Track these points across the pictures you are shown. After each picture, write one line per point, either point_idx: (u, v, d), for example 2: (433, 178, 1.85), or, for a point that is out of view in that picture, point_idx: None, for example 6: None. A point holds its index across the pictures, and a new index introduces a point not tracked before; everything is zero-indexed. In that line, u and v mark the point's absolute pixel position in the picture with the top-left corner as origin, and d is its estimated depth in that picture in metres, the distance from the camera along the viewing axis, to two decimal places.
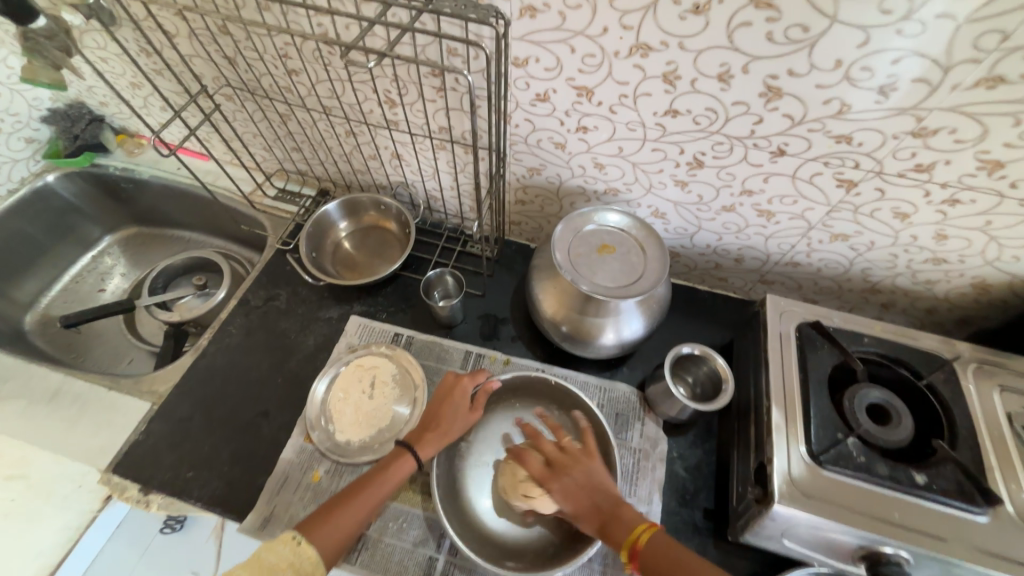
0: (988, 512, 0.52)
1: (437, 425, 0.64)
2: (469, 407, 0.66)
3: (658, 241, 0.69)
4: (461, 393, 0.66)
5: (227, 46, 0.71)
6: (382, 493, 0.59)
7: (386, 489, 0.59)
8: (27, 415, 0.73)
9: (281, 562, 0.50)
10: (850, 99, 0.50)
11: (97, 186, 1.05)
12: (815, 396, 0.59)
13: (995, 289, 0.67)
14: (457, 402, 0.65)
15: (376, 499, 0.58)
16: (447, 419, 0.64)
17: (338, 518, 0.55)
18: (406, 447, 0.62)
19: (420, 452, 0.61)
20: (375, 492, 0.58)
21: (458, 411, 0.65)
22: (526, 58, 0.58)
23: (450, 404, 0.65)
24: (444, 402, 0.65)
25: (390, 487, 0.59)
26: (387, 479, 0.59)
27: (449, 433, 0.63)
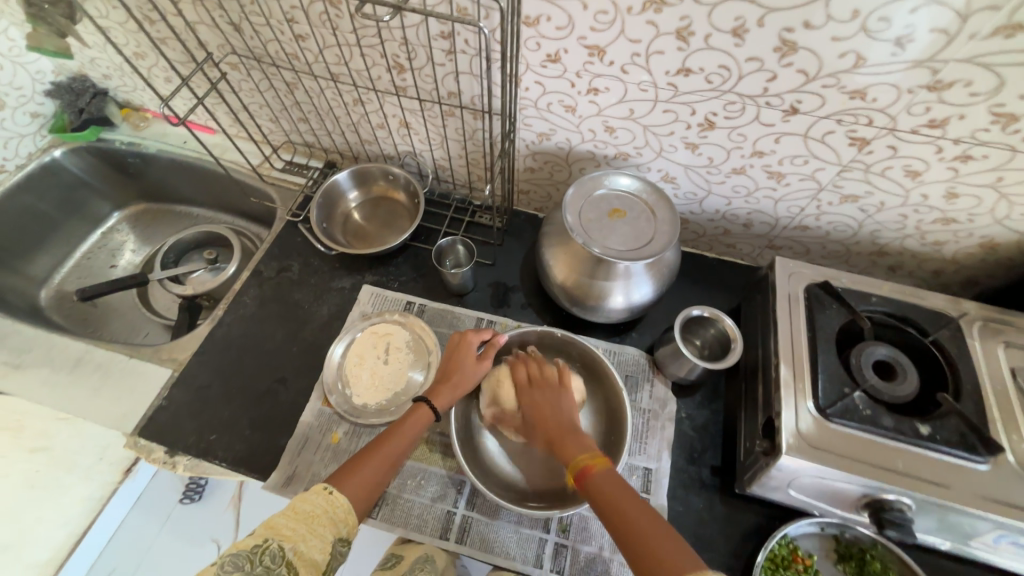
0: (990, 461, 0.54)
1: (449, 378, 0.66)
2: (479, 360, 0.67)
3: (667, 204, 0.70)
4: (469, 347, 0.68)
5: (232, 10, 0.70)
6: (404, 443, 0.60)
7: (408, 439, 0.60)
8: (52, 383, 0.75)
9: (317, 509, 0.49)
10: (867, 52, 0.50)
11: (104, 161, 1.05)
12: (823, 354, 0.61)
13: (1003, 248, 0.67)
14: (466, 355, 0.67)
15: (400, 451, 0.59)
16: (457, 371, 0.66)
17: (367, 469, 0.56)
18: (422, 400, 0.63)
19: (434, 402, 0.63)
20: (399, 443, 0.59)
21: (468, 365, 0.67)
22: (537, 17, 0.57)
23: (459, 359, 0.67)
24: (454, 357, 0.67)
25: (411, 437, 0.61)
26: (407, 429, 0.61)
27: (462, 385, 0.65)
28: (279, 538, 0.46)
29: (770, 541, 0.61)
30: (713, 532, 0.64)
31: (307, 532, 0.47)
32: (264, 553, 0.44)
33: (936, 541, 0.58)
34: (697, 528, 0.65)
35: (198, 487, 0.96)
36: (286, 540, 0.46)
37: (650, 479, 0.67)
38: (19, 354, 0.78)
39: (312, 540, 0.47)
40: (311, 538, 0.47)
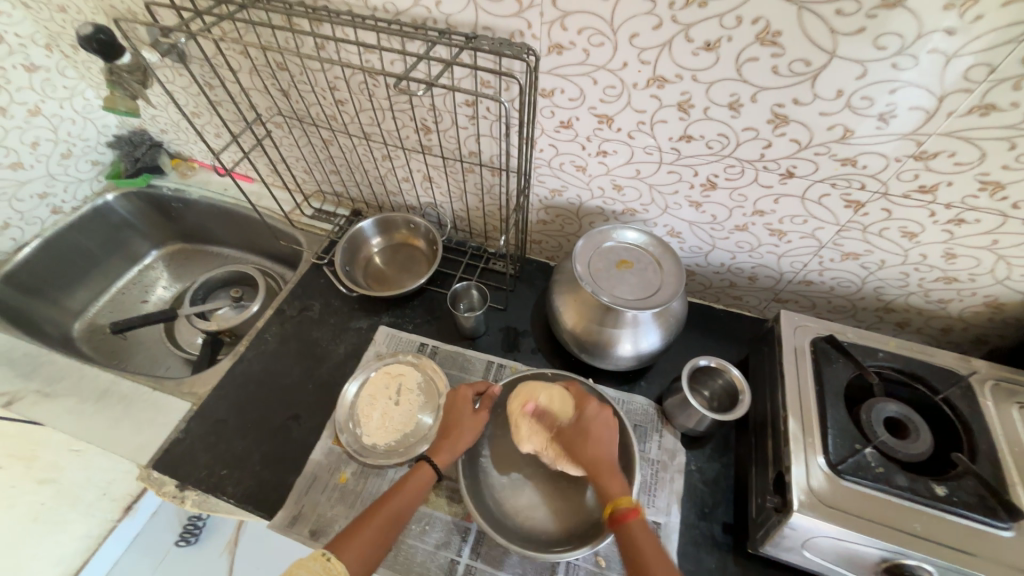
0: (1013, 527, 0.52)
1: (451, 428, 0.67)
2: (477, 413, 0.68)
3: (673, 257, 0.73)
4: (465, 399, 0.69)
5: (282, 79, 0.80)
6: (405, 505, 0.61)
7: (410, 499, 0.61)
8: (77, 413, 0.78)
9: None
10: (852, 125, 0.55)
11: (150, 204, 1.14)
12: (831, 408, 0.61)
13: (1008, 308, 0.68)
14: (464, 409, 0.68)
15: (400, 513, 0.60)
16: (455, 424, 0.67)
17: (365, 534, 0.57)
18: (424, 458, 0.64)
19: (436, 459, 0.64)
20: (399, 504, 0.60)
21: (469, 416, 0.68)
22: (552, 89, 0.64)
23: (460, 411, 0.68)
24: (456, 408, 0.68)
25: (413, 497, 0.61)
26: (410, 490, 0.62)
27: (461, 438, 0.66)
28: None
29: None
30: None
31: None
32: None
33: None
34: None
35: (196, 529, 0.93)
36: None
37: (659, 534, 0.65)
38: (50, 383, 0.82)
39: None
40: None
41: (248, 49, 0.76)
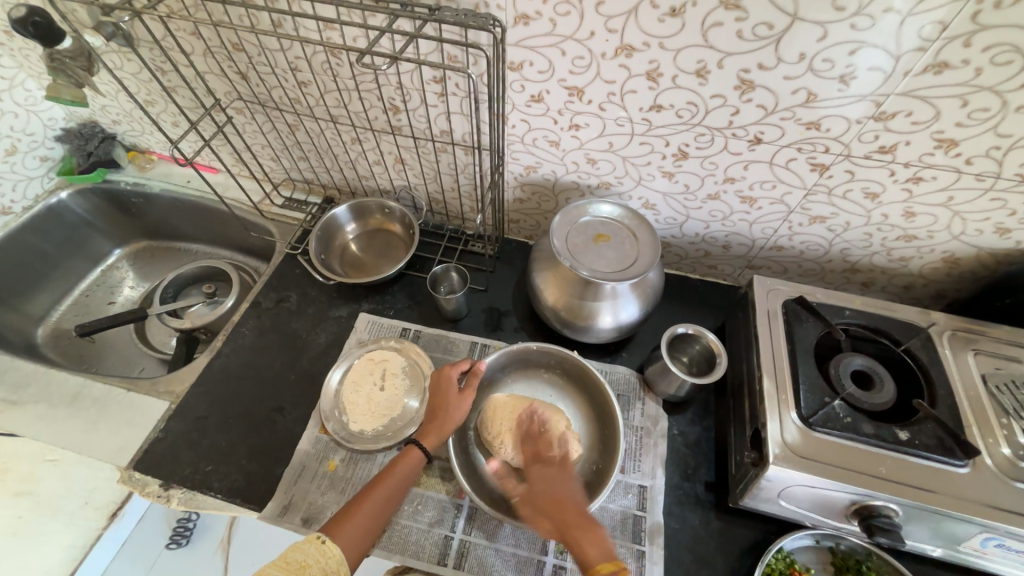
0: (969, 464, 0.56)
1: (437, 414, 0.67)
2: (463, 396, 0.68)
3: (648, 228, 0.74)
4: (450, 383, 0.69)
5: (240, 61, 0.76)
6: (396, 489, 0.62)
7: (401, 483, 0.62)
8: (48, 419, 0.76)
9: (308, 558, 0.52)
10: (815, 88, 0.56)
11: (108, 201, 1.09)
12: (802, 365, 0.63)
13: (964, 262, 0.72)
14: (449, 393, 0.68)
15: (391, 496, 0.61)
16: (442, 406, 0.67)
17: (358, 517, 0.58)
18: (413, 442, 0.65)
19: (424, 442, 0.65)
20: (389, 487, 0.61)
21: (453, 400, 0.68)
22: (520, 62, 0.63)
23: (444, 397, 0.68)
24: (441, 393, 0.69)
25: (404, 481, 0.62)
26: (400, 473, 0.63)
27: (447, 420, 0.66)
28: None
29: (766, 555, 0.61)
30: (711, 550, 0.65)
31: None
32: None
33: (927, 548, 0.59)
34: (695, 546, 0.65)
35: (186, 531, 0.91)
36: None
37: (645, 497, 0.68)
38: (16, 391, 0.79)
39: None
40: None
41: (201, 30, 0.72)
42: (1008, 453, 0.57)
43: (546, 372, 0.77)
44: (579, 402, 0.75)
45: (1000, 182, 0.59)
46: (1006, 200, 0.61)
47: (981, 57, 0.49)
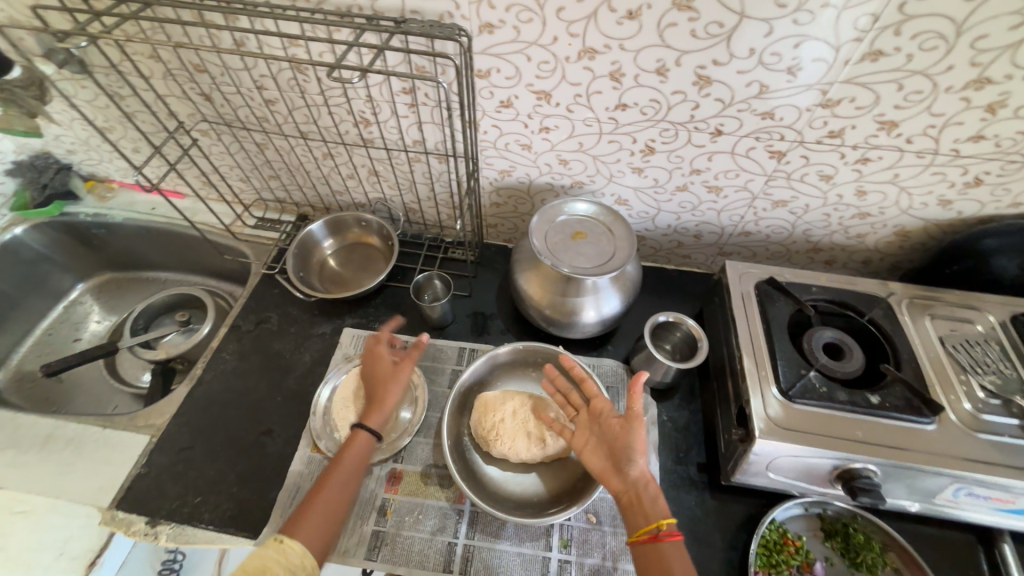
0: (936, 421, 0.60)
1: (374, 394, 0.68)
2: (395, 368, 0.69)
3: (623, 223, 0.76)
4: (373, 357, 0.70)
5: (203, 82, 0.75)
6: (350, 474, 0.62)
7: (355, 466, 0.63)
8: (19, 466, 0.72)
9: (269, 562, 0.52)
10: (767, 81, 0.60)
11: (68, 234, 1.04)
12: (778, 342, 0.67)
13: (914, 235, 0.77)
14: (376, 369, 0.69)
15: (346, 482, 0.61)
16: (377, 381, 0.68)
17: (315, 510, 0.58)
18: (359, 427, 0.65)
19: (370, 425, 0.66)
20: (343, 475, 0.61)
21: (388, 376, 0.69)
22: (487, 69, 0.65)
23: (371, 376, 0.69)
24: (371, 372, 0.69)
25: (357, 464, 0.63)
26: (351, 458, 0.63)
27: (384, 392, 0.67)
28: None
29: (761, 527, 0.63)
30: (708, 528, 0.67)
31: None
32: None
33: (906, 504, 0.63)
34: (693, 526, 0.67)
35: None
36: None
37: None
38: None
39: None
40: None
41: (160, 52, 0.71)
42: (969, 407, 0.62)
43: (534, 371, 0.78)
44: None
45: (939, 158, 0.65)
46: (946, 174, 0.66)
47: (911, 44, 0.53)
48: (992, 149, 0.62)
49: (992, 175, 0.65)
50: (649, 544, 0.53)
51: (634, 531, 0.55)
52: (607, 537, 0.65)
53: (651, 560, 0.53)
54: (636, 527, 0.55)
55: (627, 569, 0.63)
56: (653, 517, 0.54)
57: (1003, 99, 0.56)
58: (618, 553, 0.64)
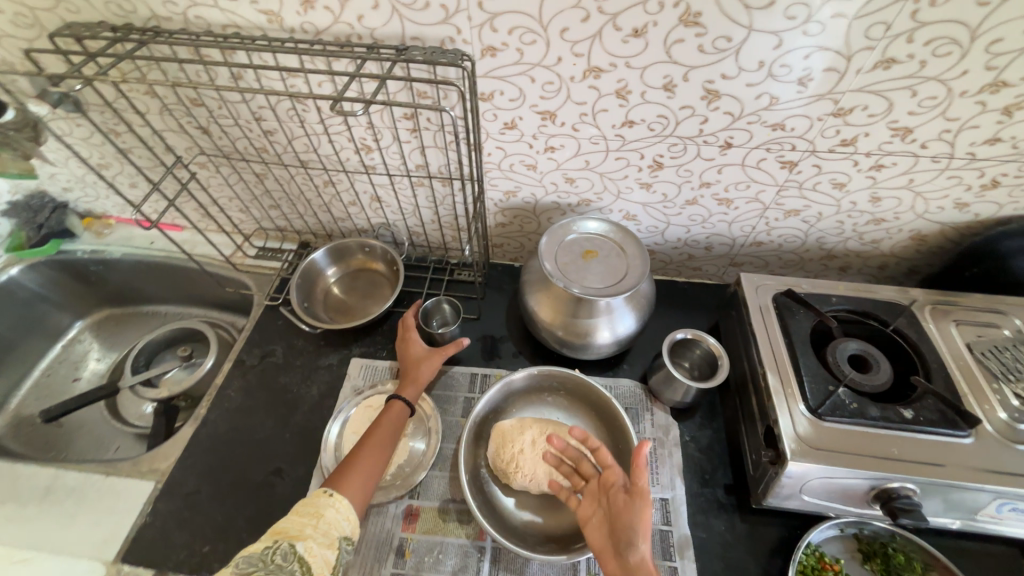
0: (972, 434, 0.58)
1: (409, 370, 0.73)
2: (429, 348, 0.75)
3: (634, 239, 0.75)
4: (408, 335, 0.76)
5: (200, 116, 0.74)
6: (388, 438, 0.66)
7: (392, 431, 0.66)
8: (19, 520, 0.69)
9: (320, 510, 0.55)
10: (777, 92, 0.58)
11: (65, 272, 1.02)
12: (802, 356, 0.65)
13: (930, 238, 0.76)
14: (410, 347, 0.75)
15: (385, 445, 0.65)
16: (410, 360, 0.74)
17: (358, 468, 0.61)
18: (394, 397, 0.70)
19: (404, 397, 0.70)
20: (382, 437, 0.65)
21: (422, 356, 0.74)
22: (491, 92, 0.63)
23: (405, 352, 0.75)
24: (405, 350, 0.75)
25: (394, 430, 0.67)
26: (389, 423, 0.67)
27: (418, 369, 0.73)
28: (289, 537, 0.51)
29: (797, 553, 0.61)
30: (740, 554, 0.64)
31: (312, 528, 0.53)
32: (275, 552, 0.50)
33: (947, 522, 0.60)
34: (725, 552, 0.64)
35: None
36: (295, 538, 0.52)
37: (668, 510, 0.67)
38: None
39: (319, 536, 0.53)
40: (317, 535, 0.53)
41: (155, 89, 0.70)
42: (1005, 417, 0.60)
43: (549, 396, 0.76)
44: (585, 420, 0.74)
45: (955, 162, 0.63)
46: (961, 177, 0.65)
47: (924, 51, 0.52)
48: (1009, 150, 0.61)
49: (1008, 176, 0.64)
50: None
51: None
52: None
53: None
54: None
55: None
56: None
57: (1019, 101, 0.55)
58: None
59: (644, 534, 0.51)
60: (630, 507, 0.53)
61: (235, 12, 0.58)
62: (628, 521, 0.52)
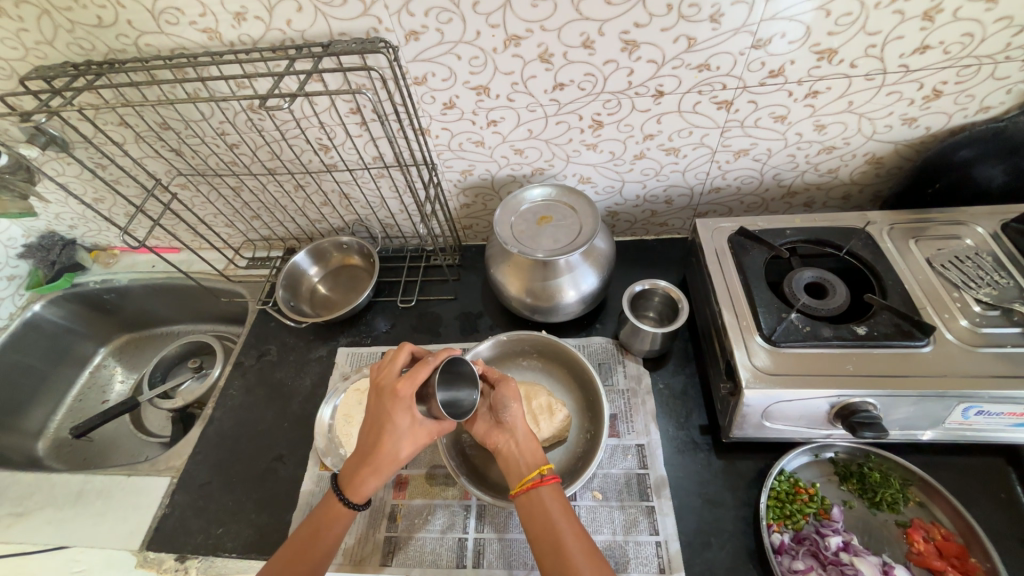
0: (930, 342, 0.58)
1: (389, 452, 0.57)
2: (423, 427, 0.57)
3: (586, 200, 0.77)
4: (407, 403, 0.56)
5: (170, 139, 0.80)
6: (332, 541, 0.58)
7: (338, 532, 0.59)
8: (58, 522, 0.77)
9: None
10: (692, 33, 0.60)
11: (81, 303, 1.11)
12: (756, 290, 0.66)
13: (887, 160, 0.75)
14: (400, 417, 0.56)
15: (327, 550, 0.58)
16: (393, 439, 0.56)
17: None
18: (353, 491, 0.58)
19: (368, 487, 0.58)
20: (325, 543, 0.58)
21: (409, 438, 0.57)
22: (424, 75, 0.67)
23: (393, 420, 0.56)
24: (397, 420, 0.56)
25: (342, 529, 0.59)
26: (335, 524, 0.59)
27: (399, 457, 0.57)
28: None
29: (770, 479, 0.62)
30: (718, 488, 0.65)
31: None
32: None
33: (918, 435, 0.60)
34: (703, 488, 0.66)
35: None
36: None
37: (645, 454, 0.69)
38: (22, 503, 0.80)
39: None
40: None
41: (127, 118, 0.77)
42: (966, 324, 0.59)
43: (524, 360, 0.79)
44: (561, 376, 0.77)
45: (889, 77, 0.63)
46: (901, 92, 0.65)
47: None
48: (941, 57, 0.60)
49: (949, 85, 0.64)
50: (529, 492, 0.57)
51: (518, 483, 0.58)
52: (615, 512, 0.64)
53: (533, 511, 0.56)
54: (519, 479, 0.59)
55: (638, 540, 0.62)
56: (532, 465, 0.59)
57: (936, 4, 0.55)
58: (628, 527, 0.63)
59: (514, 405, 0.63)
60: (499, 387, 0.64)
61: (179, 35, 0.64)
62: (500, 398, 0.64)
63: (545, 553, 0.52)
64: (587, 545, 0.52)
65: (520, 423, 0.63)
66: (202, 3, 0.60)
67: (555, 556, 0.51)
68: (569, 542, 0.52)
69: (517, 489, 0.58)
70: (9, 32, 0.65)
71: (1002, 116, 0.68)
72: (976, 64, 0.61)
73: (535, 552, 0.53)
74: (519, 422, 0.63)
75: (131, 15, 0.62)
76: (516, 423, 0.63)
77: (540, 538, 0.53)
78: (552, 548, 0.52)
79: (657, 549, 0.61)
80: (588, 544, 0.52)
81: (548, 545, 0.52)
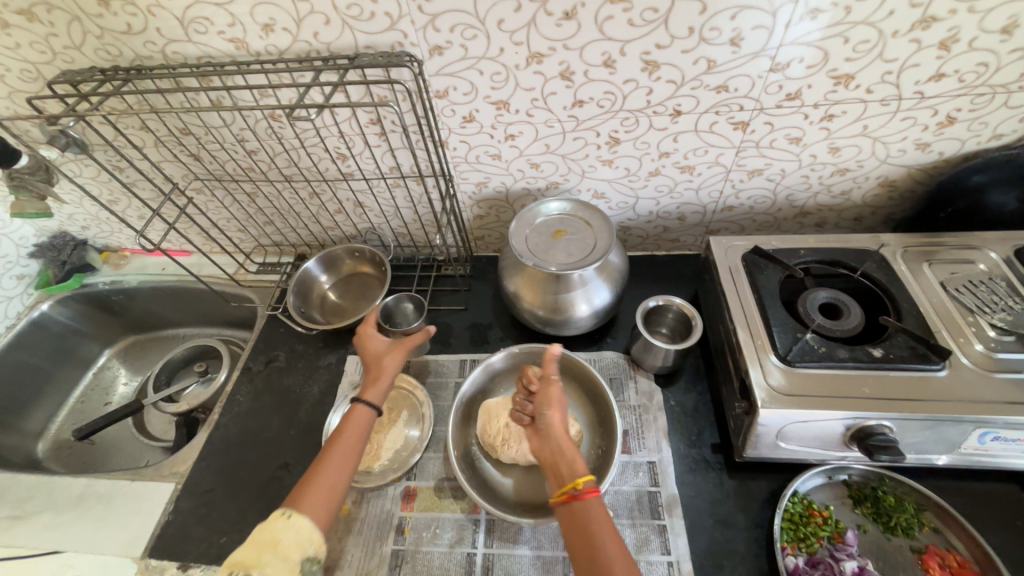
0: (946, 366, 0.58)
1: (371, 366, 0.70)
2: (391, 343, 0.72)
3: (600, 214, 0.78)
4: (366, 331, 0.74)
5: (190, 144, 0.81)
6: (353, 445, 0.62)
7: (357, 439, 0.62)
8: (57, 526, 0.76)
9: (276, 535, 0.52)
10: (713, 55, 0.61)
11: (89, 304, 1.11)
12: (771, 309, 0.66)
13: (899, 183, 0.76)
14: (367, 343, 0.73)
15: (349, 452, 0.61)
16: (368, 357, 0.71)
17: (317, 485, 0.57)
18: (356, 401, 0.66)
19: (368, 397, 0.66)
20: (346, 444, 0.61)
21: (384, 351, 0.72)
22: (445, 89, 0.68)
23: (364, 347, 0.72)
24: (364, 345, 0.72)
25: (360, 439, 0.63)
26: (350, 436, 0.63)
27: (380, 365, 0.70)
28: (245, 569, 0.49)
29: (784, 500, 0.61)
30: (730, 508, 0.65)
31: (270, 558, 0.50)
32: None
33: (933, 459, 0.60)
34: (714, 508, 0.65)
35: None
36: (250, 568, 0.49)
37: (656, 472, 0.68)
38: (23, 506, 0.79)
39: (277, 564, 0.50)
40: (277, 562, 0.50)
41: (148, 123, 0.78)
42: (981, 348, 0.60)
43: None
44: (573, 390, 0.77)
45: (904, 103, 0.64)
46: (915, 118, 0.66)
47: None
48: (956, 85, 0.62)
49: (963, 112, 0.65)
50: (568, 500, 0.55)
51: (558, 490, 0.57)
52: (626, 531, 0.64)
53: (574, 519, 0.54)
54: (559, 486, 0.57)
55: (650, 559, 0.61)
56: (574, 473, 0.57)
57: (953, 34, 0.56)
58: (639, 546, 0.62)
59: (551, 413, 0.63)
60: (539, 393, 0.65)
61: (206, 43, 0.65)
62: (539, 403, 0.64)
63: (581, 560, 0.51)
64: (625, 557, 0.50)
65: (559, 430, 0.61)
66: (232, 13, 0.61)
67: (590, 564, 0.50)
68: (607, 555, 0.50)
69: (557, 497, 0.56)
70: (38, 36, 0.66)
71: (1014, 143, 0.68)
72: (990, 92, 0.62)
73: (573, 557, 0.52)
74: (557, 429, 0.61)
75: (160, 23, 0.63)
76: (554, 430, 0.61)
77: (579, 547, 0.52)
78: (587, 557, 0.51)
79: (669, 570, 0.60)
80: (625, 555, 0.50)
81: (588, 553, 0.51)
